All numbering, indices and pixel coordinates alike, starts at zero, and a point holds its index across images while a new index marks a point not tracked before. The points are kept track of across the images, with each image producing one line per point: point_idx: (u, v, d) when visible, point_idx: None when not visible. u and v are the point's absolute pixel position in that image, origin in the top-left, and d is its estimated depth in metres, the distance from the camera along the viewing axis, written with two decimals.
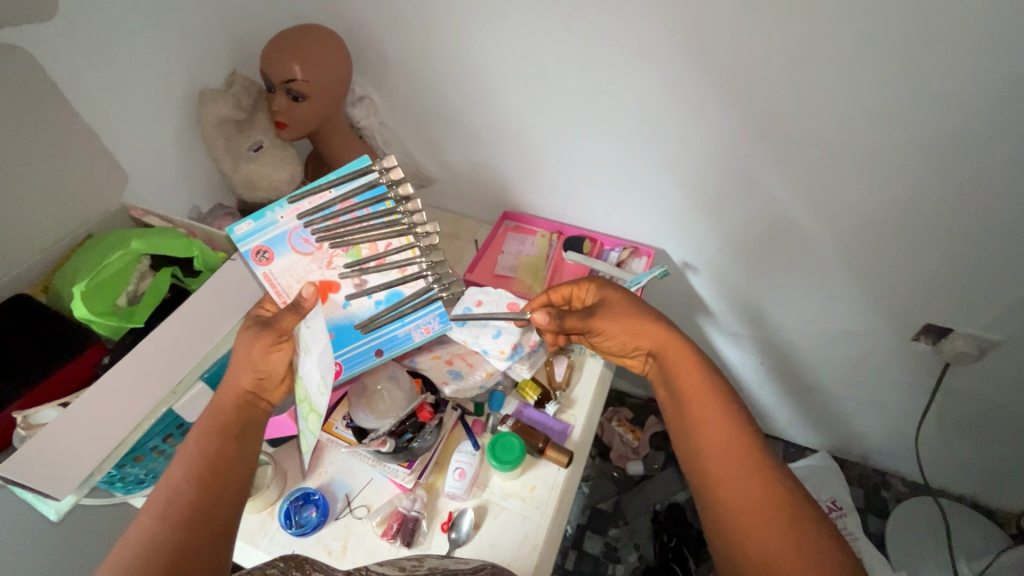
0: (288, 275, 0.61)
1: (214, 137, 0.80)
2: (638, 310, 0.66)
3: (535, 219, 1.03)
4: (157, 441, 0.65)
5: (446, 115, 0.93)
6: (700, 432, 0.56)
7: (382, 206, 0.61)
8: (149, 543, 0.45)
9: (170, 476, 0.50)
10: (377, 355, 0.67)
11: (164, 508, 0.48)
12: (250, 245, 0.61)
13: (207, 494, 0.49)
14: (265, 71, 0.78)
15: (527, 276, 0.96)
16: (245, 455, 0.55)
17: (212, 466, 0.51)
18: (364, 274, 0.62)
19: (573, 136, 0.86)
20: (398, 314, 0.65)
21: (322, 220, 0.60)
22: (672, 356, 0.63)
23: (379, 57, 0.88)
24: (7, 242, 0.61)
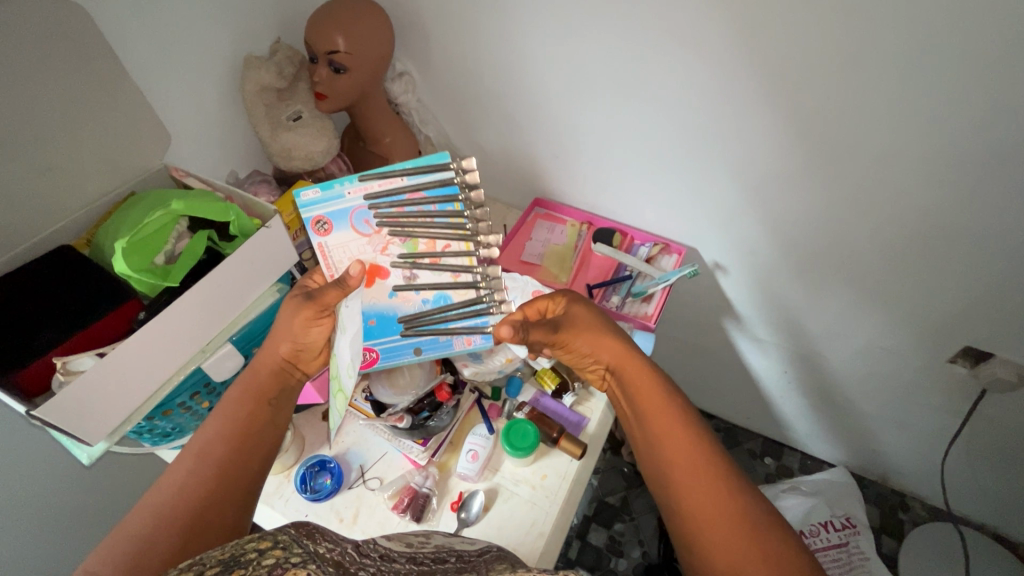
0: (342, 251, 0.63)
1: (254, 103, 0.81)
2: (599, 329, 0.65)
3: (566, 208, 1.02)
4: (185, 397, 0.66)
5: (484, 97, 0.91)
6: (658, 446, 0.55)
7: (450, 207, 0.61)
8: (177, 493, 0.47)
9: (204, 431, 0.53)
10: (415, 352, 0.67)
11: (195, 462, 0.50)
12: (312, 213, 0.62)
13: (235, 455, 0.52)
14: (308, 41, 0.78)
15: (553, 265, 0.96)
16: (274, 423, 0.57)
17: (247, 425, 0.54)
18: (416, 269, 0.63)
19: (611, 125, 0.84)
20: (443, 319, 0.65)
21: (387, 206, 0.61)
22: (629, 375, 0.62)
23: (421, 33, 0.87)
24: (57, 195, 0.64)
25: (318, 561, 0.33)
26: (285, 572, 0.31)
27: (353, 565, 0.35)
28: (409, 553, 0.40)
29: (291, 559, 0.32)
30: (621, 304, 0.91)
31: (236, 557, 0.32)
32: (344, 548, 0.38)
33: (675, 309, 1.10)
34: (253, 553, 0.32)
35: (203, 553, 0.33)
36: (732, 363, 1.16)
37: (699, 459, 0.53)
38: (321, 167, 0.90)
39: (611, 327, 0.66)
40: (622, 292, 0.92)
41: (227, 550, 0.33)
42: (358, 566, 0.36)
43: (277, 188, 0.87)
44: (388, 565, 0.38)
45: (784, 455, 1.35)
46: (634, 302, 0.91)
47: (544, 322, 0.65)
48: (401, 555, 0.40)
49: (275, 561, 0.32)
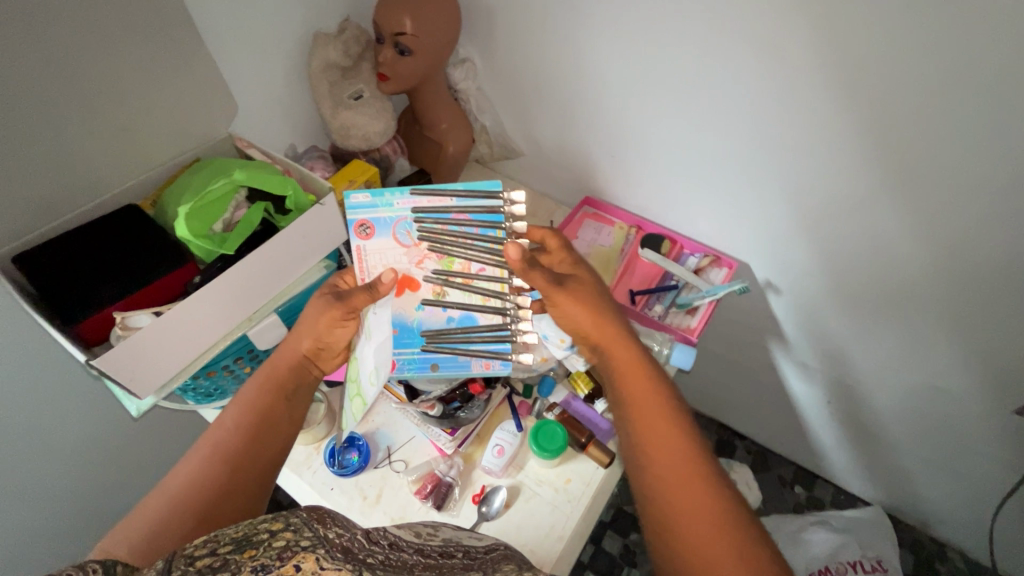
0: (378, 257, 0.63)
1: (319, 81, 0.82)
2: (590, 294, 0.64)
3: (615, 210, 0.99)
4: (229, 361, 0.68)
5: (544, 90, 0.90)
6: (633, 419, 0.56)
7: (492, 232, 0.64)
8: (191, 483, 0.50)
9: (224, 419, 0.55)
10: (432, 368, 0.66)
11: (211, 452, 0.52)
12: (358, 216, 0.63)
13: (250, 449, 0.54)
14: (376, 22, 0.80)
15: (597, 267, 0.94)
16: (290, 418, 0.58)
17: (260, 417, 0.56)
18: (448, 287, 0.64)
19: (670, 131, 0.81)
20: (467, 340, 0.65)
21: (432, 221, 0.63)
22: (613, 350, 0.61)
23: (488, 21, 0.86)
24: (130, 158, 0.66)
25: (327, 546, 0.34)
26: (293, 556, 0.32)
27: (361, 551, 0.35)
28: (417, 545, 0.40)
29: (300, 542, 0.33)
30: (663, 315, 0.88)
31: (249, 535, 0.33)
32: (354, 534, 0.37)
33: (719, 324, 1.06)
34: (265, 533, 0.33)
35: (220, 528, 0.34)
36: (772, 385, 1.12)
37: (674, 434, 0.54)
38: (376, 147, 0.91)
39: (602, 292, 0.66)
40: (666, 302, 0.89)
41: (241, 529, 0.34)
42: (366, 552, 0.36)
43: (332, 165, 0.88)
44: (395, 555, 0.38)
45: (817, 486, 1.29)
46: (677, 314, 0.88)
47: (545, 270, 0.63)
48: (409, 546, 0.40)
49: (285, 543, 0.33)
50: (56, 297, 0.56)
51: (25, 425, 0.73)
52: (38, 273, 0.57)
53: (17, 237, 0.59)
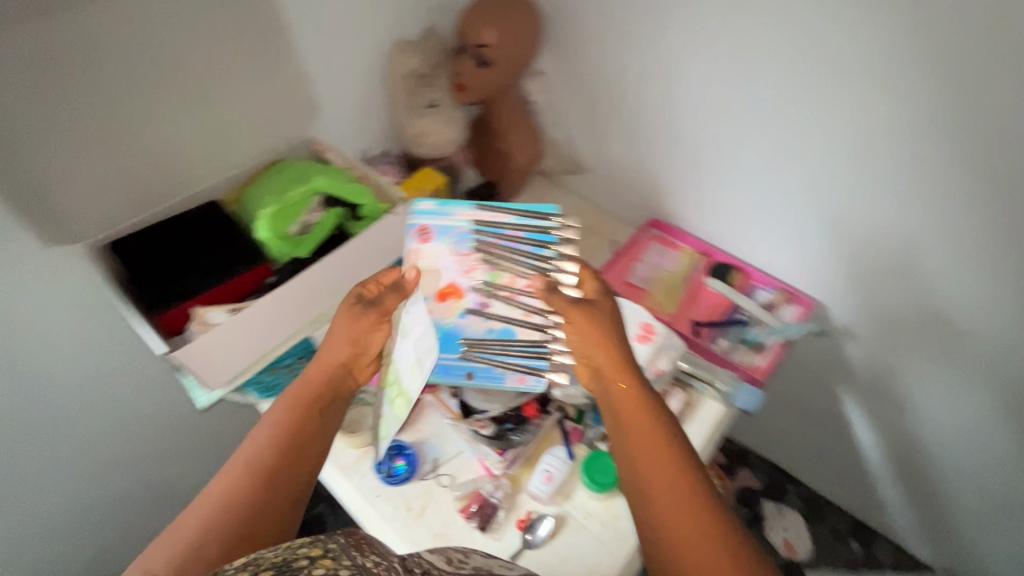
0: (431, 263, 0.65)
1: (397, 88, 0.83)
2: (594, 314, 0.58)
3: (683, 234, 0.95)
4: (291, 359, 0.69)
5: (621, 105, 0.88)
6: (635, 463, 0.51)
7: (542, 251, 0.64)
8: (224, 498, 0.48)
9: (257, 438, 0.53)
10: (466, 377, 0.64)
11: (245, 471, 0.50)
12: (421, 222, 0.67)
13: (280, 461, 0.51)
14: (460, 33, 0.81)
15: (660, 293, 0.90)
16: (323, 430, 0.55)
17: (296, 434, 0.53)
18: (492, 299, 0.64)
19: (753, 153, 0.78)
20: (504, 353, 0.64)
21: (487, 235, 0.66)
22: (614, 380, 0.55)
23: (572, 35, 0.86)
24: (218, 154, 0.69)
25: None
26: None
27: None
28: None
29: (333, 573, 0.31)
30: (729, 350, 0.83)
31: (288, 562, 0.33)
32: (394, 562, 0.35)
33: (784, 365, 0.99)
34: (303, 560, 0.33)
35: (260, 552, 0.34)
36: (836, 436, 1.03)
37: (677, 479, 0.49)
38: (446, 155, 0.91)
39: (606, 307, 0.59)
40: (732, 336, 0.84)
41: (281, 553, 0.34)
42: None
43: (401, 171, 0.89)
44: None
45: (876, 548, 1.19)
46: (744, 350, 0.82)
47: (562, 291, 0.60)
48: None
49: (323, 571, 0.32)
50: (144, 286, 0.58)
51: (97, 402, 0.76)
52: (129, 262, 0.60)
53: (108, 224, 0.62)
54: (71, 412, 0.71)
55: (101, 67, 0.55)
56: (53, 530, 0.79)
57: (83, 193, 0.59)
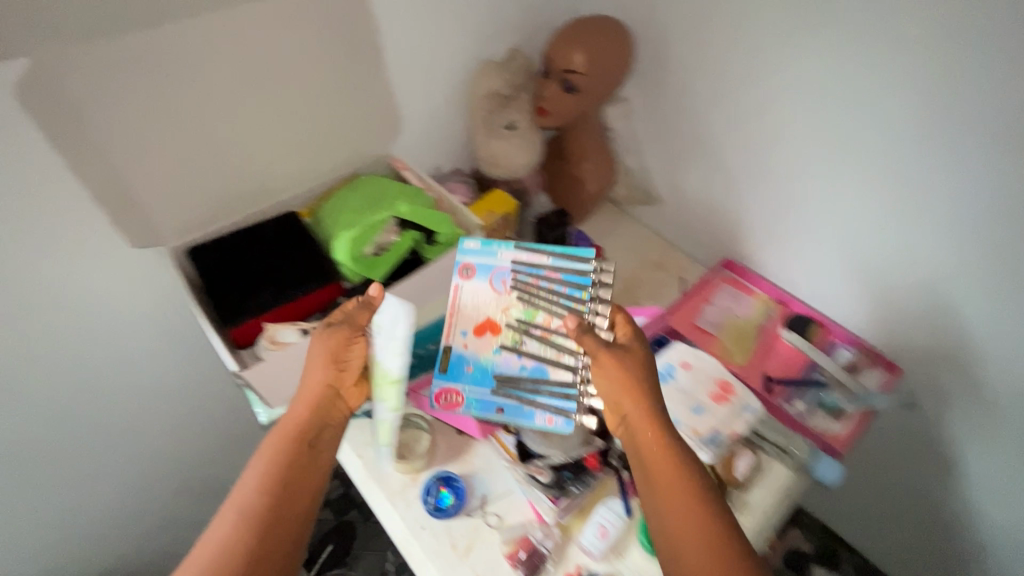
0: (470, 298, 0.63)
1: (478, 108, 0.81)
2: (623, 360, 0.56)
3: (758, 279, 0.90)
4: None
5: (707, 140, 0.85)
6: (665, 526, 0.50)
7: (578, 294, 0.62)
8: (221, 549, 0.46)
9: (246, 479, 0.50)
10: (496, 414, 0.60)
11: (237, 516, 0.47)
12: (462, 258, 0.65)
13: (275, 499, 0.49)
14: (547, 57, 0.79)
15: (730, 340, 0.84)
16: (315, 463, 0.52)
17: (286, 472, 0.50)
18: (525, 336, 0.62)
19: (851, 201, 0.74)
20: (535, 392, 0.60)
21: (525, 275, 0.63)
22: (643, 433, 0.53)
23: (664, 66, 0.84)
24: (298, 165, 0.68)
25: None
26: None
27: None
28: None
29: None
30: (805, 414, 0.76)
31: None
32: None
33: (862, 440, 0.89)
34: None
35: None
36: (914, 526, 0.92)
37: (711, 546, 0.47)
38: (518, 179, 0.88)
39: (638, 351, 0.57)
40: (809, 398, 0.77)
41: None
42: None
43: (471, 191, 0.85)
44: None
45: None
46: (822, 416, 0.75)
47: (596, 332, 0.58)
48: None
49: None
50: (220, 297, 0.58)
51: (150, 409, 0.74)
52: (207, 271, 0.60)
53: (187, 230, 0.63)
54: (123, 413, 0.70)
55: (210, 74, 0.56)
56: (105, 531, 0.79)
57: (169, 197, 0.59)
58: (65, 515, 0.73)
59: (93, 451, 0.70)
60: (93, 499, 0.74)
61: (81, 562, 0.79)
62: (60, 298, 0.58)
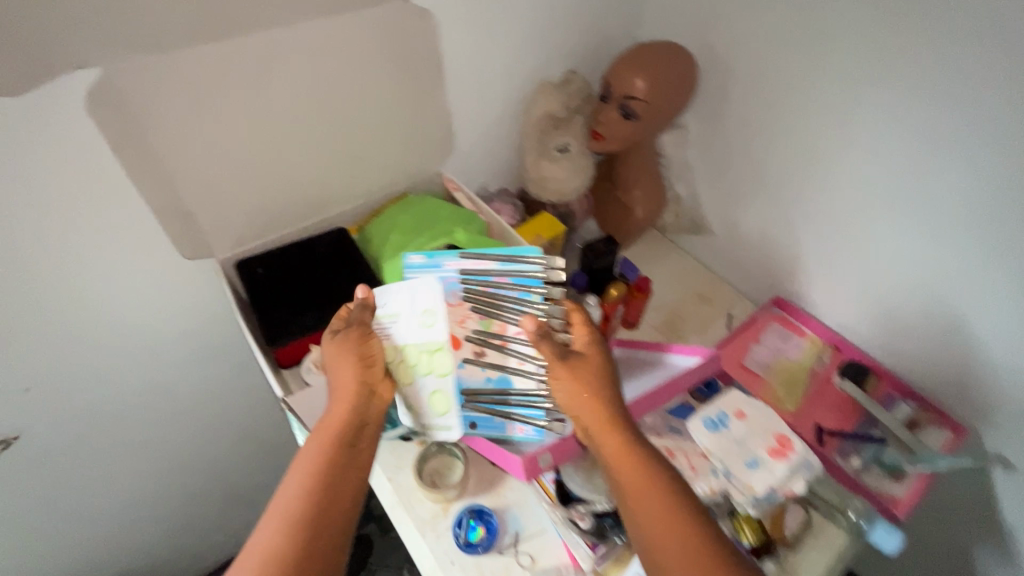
0: None
1: (531, 130, 0.79)
2: (578, 363, 0.54)
3: (810, 319, 0.85)
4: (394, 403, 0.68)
5: (768, 174, 0.81)
6: (646, 540, 0.46)
7: (529, 297, 0.60)
8: (266, 560, 0.41)
9: (285, 489, 0.46)
10: (469, 428, 0.60)
11: (280, 525, 0.43)
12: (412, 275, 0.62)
13: (317, 502, 0.45)
14: (606, 82, 0.76)
15: (780, 385, 0.80)
16: (356, 463, 0.49)
17: (328, 473, 0.46)
18: (486, 348, 0.60)
19: (926, 250, 0.68)
20: (504, 402, 0.60)
21: (475, 283, 0.61)
22: (605, 438, 0.51)
23: (727, 95, 0.81)
24: (350, 181, 0.67)
25: None
26: None
27: None
28: None
29: None
30: (861, 471, 0.71)
31: None
32: None
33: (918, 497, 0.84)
34: None
35: None
36: None
37: (695, 551, 0.44)
38: (566, 204, 0.85)
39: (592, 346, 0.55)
40: (865, 455, 0.73)
41: None
42: None
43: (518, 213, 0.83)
44: None
45: None
46: (879, 475, 0.71)
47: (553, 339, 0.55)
48: None
49: None
50: (267, 315, 0.57)
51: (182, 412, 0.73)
52: (255, 286, 0.59)
53: (236, 243, 0.62)
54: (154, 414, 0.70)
55: (268, 89, 0.55)
56: (130, 525, 0.80)
57: (221, 211, 0.59)
58: (94, 508, 0.73)
59: (124, 449, 0.71)
60: (121, 493, 0.75)
61: (105, 553, 0.80)
62: (107, 302, 0.58)
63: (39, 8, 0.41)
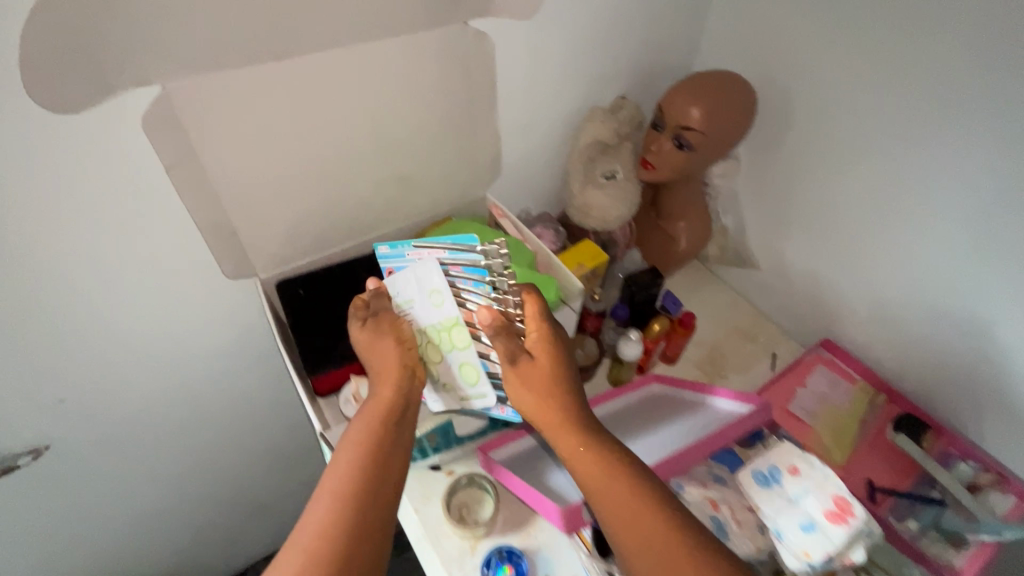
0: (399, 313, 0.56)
1: (579, 155, 0.77)
2: (530, 365, 0.51)
3: (860, 365, 0.81)
4: (435, 431, 0.64)
5: (824, 211, 0.78)
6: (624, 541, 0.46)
7: (480, 287, 0.53)
8: (320, 531, 0.42)
9: (336, 465, 0.46)
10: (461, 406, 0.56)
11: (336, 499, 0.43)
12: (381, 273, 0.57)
13: (366, 482, 0.45)
14: (660, 110, 0.74)
15: (828, 434, 0.76)
16: (400, 443, 0.48)
17: (378, 455, 0.47)
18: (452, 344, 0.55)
19: (997, 303, 0.65)
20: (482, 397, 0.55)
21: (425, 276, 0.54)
22: (563, 438, 0.50)
23: (784, 128, 0.77)
24: (395, 203, 0.66)
25: None
26: None
27: None
28: None
29: None
30: (919, 536, 0.66)
31: None
32: None
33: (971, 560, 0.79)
34: None
35: None
36: None
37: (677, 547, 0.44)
38: (609, 232, 0.82)
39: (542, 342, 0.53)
40: (924, 519, 0.68)
41: None
42: None
43: (561, 239, 0.80)
44: None
45: None
46: (939, 542, 0.66)
47: (509, 339, 0.52)
48: None
49: None
50: (309, 341, 0.57)
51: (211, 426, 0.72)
52: (297, 309, 0.58)
53: (280, 263, 0.61)
54: (183, 427, 0.69)
55: (324, 112, 0.54)
56: (156, 538, 0.79)
57: (268, 231, 0.58)
58: (116, 518, 0.72)
59: (150, 462, 0.70)
60: (149, 507, 0.74)
61: (130, 564, 0.80)
62: (151, 317, 0.58)
63: (110, 31, 0.41)
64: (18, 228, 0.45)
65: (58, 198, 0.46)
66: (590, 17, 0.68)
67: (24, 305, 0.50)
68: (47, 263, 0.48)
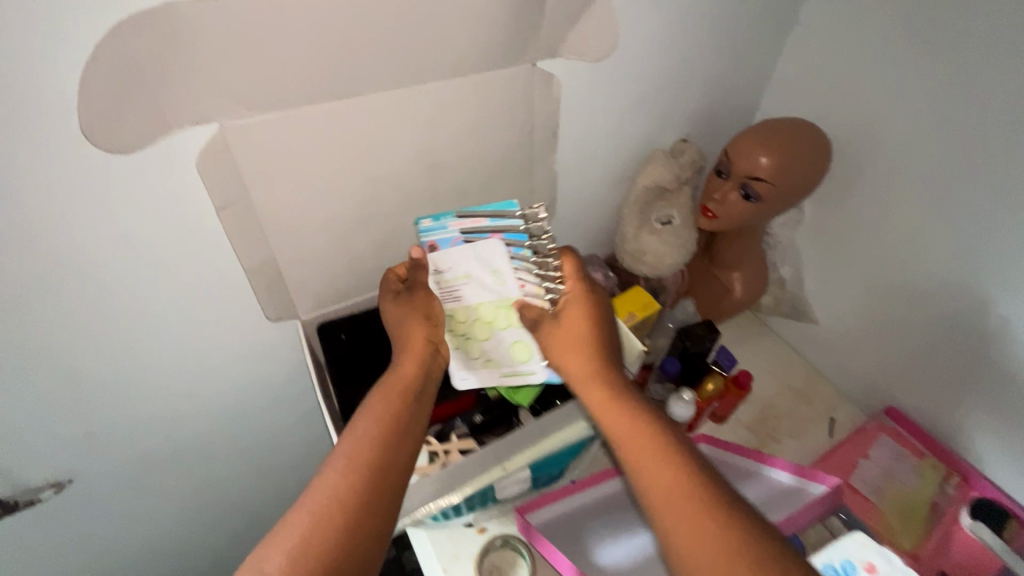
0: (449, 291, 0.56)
1: (635, 199, 0.73)
2: (558, 321, 0.51)
3: (929, 438, 0.74)
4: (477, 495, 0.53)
5: (894, 272, 0.72)
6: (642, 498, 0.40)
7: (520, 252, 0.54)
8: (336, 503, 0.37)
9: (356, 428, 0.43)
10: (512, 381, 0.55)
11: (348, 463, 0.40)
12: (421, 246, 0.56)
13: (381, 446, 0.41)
14: (726, 158, 0.70)
15: (895, 515, 0.69)
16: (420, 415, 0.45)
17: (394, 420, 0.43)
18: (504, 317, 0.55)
19: None
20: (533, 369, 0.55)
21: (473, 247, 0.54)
22: (589, 390, 0.47)
23: (856, 182, 0.72)
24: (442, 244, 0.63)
25: None
26: None
27: None
28: None
29: None
30: None
31: None
32: None
33: None
34: None
35: None
36: None
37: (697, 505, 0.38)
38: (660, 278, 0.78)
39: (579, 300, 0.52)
40: None
41: None
42: None
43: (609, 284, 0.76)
44: None
45: None
46: None
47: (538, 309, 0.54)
48: None
49: None
50: (348, 392, 0.56)
51: (237, 463, 0.70)
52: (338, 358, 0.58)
53: (321, 304, 0.59)
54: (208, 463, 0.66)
55: (382, 153, 0.51)
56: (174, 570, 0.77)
57: (312, 269, 0.56)
58: (134, 554, 0.70)
59: (173, 498, 0.67)
60: (166, 539, 0.72)
61: None
62: (185, 354, 0.55)
63: (162, 77, 0.39)
64: (60, 266, 0.43)
65: (104, 242, 0.44)
66: (655, 62, 0.64)
67: (59, 342, 0.47)
68: (86, 300, 0.46)
